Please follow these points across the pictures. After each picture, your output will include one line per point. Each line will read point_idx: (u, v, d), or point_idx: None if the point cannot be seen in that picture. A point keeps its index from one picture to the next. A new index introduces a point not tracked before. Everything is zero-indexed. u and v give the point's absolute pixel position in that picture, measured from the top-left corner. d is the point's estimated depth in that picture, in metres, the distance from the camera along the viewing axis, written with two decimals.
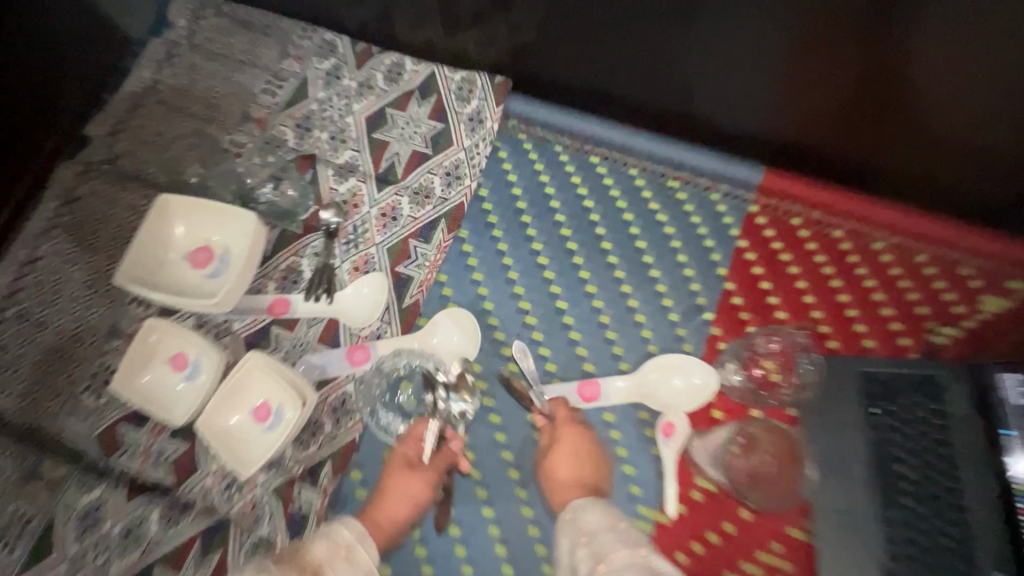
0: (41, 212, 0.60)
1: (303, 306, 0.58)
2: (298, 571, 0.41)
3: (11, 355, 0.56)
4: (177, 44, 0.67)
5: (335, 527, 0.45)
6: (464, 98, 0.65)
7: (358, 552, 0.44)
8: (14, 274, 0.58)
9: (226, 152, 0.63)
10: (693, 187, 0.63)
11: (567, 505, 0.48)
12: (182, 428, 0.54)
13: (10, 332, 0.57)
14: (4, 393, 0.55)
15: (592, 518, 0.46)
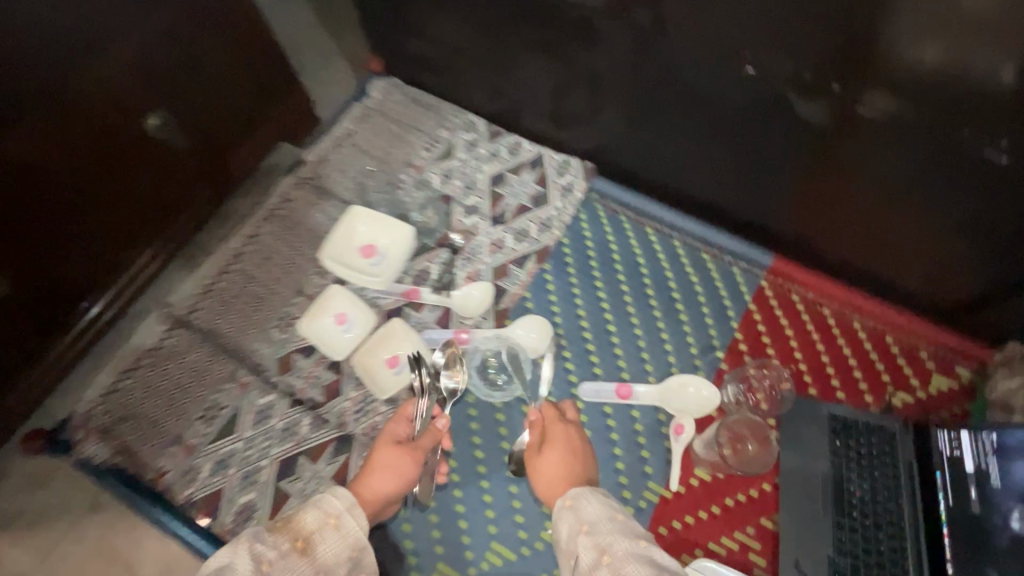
0: (266, 204, 0.88)
1: (429, 296, 0.80)
2: (293, 536, 0.54)
3: (230, 295, 0.81)
4: (371, 108, 0.97)
5: (327, 501, 0.57)
6: (561, 173, 0.92)
7: (344, 520, 0.56)
8: (242, 242, 0.85)
9: (392, 185, 0.91)
10: (720, 260, 0.85)
11: (564, 498, 0.60)
12: (335, 364, 0.78)
13: (231, 280, 0.82)
14: (221, 319, 0.80)
15: (588, 509, 0.57)
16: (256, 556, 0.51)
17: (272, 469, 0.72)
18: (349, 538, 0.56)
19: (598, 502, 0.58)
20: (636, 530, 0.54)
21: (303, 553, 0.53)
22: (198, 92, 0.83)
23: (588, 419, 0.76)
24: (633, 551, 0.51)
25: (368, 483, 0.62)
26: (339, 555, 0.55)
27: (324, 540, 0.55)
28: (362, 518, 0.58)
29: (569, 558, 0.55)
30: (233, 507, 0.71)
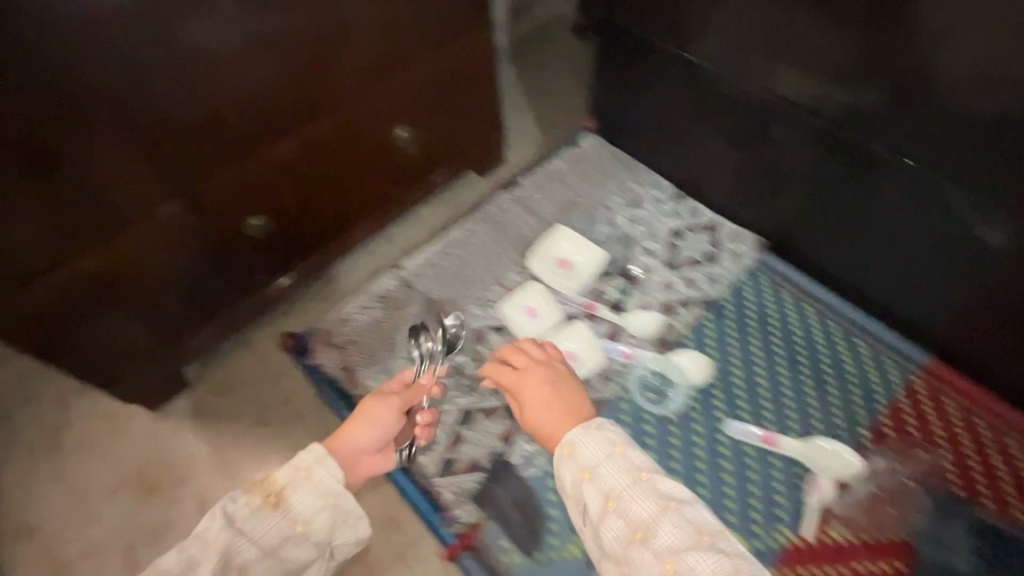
0: (485, 208, 1.06)
1: (604, 313, 0.94)
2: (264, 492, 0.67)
3: (446, 271, 0.99)
4: (580, 152, 1.15)
5: (298, 457, 0.69)
6: (734, 239, 1.03)
7: (313, 473, 0.68)
8: (461, 232, 1.03)
9: (587, 218, 1.07)
10: (877, 349, 0.91)
11: (561, 444, 0.68)
12: (518, 346, 0.93)
13: (448, 259, 1.00)
14: (436, 288, 0.98)
15: (585, 452, 0.67)
16: (230, 515, 0.66)
17: (454, 414, 0.87)
18: (320, 485, 0.68)
19: (594, 437, 0.68)
20: (636, 466, 0.66)
21: (274, 507, 0.66)
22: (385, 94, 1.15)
23: (730, 454, 0.83)
24: (636, 494, 0.63)
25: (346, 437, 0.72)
26: (309, 504, 0.67)
27: (296, 493, 0.67)
28: (331, 468, 0.69)
29: (578, 506, 0.67)
30: None
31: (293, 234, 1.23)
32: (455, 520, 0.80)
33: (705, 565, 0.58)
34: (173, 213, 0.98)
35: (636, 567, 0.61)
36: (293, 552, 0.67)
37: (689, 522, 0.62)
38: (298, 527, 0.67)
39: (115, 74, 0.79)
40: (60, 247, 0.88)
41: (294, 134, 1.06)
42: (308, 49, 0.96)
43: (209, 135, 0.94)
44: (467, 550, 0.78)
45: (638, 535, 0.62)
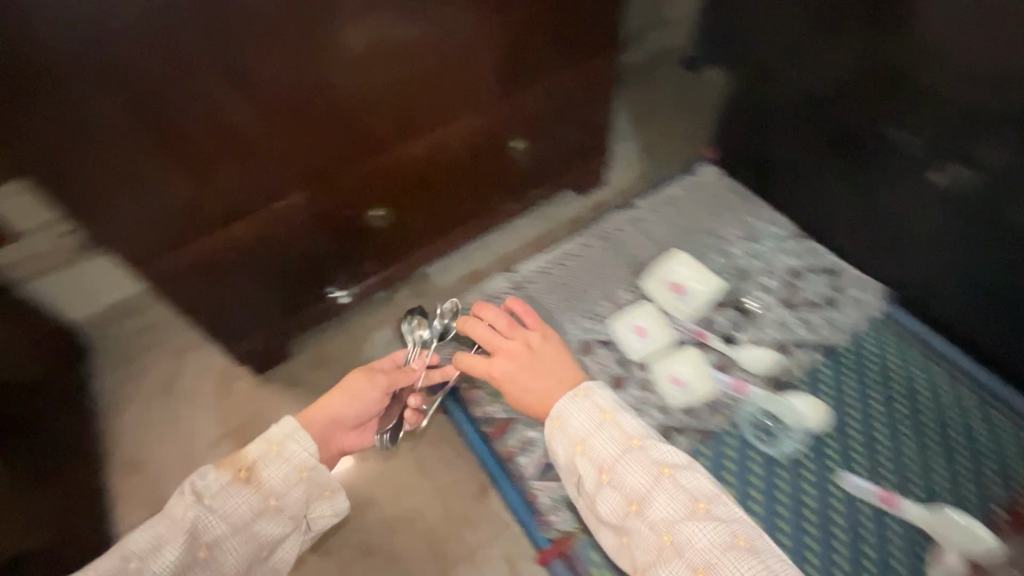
0: (602, 224, 1.07)
1: (715, 342, 0.92)
2: (227, 468, 0.84)
3: (559, 280, 1.01)
4: (700, 179, 1.14)
5: (271, 434, 0.88)
6: (860, 286, 0.98)
7: (280, 452, 0.87)
8: (577, 243, 1.04)
9: (702, 245, 1.06)
10: (954, 390, 0.88)
11: (550, 417, 0.83)
12: (625, 363, 0.92)
13: (562, 269, 1.02)
14: (548, 295, 1.00)
15: (575, 425, 0.81)
16: (199, 491, 0.82)
17: None
18: (288, 459, 0.87)
19: (584, 407, 0.82)
20: (624, 435, 0.79)
21: (245, 480, 0.84)
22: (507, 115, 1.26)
23: (786, 475, 0.82)
24: (626, 463, 0.77)
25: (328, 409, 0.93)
26: (279, 474, 0.86)
27: (268, 466, 0.85)
28: (300, 447, 0.87)
29: (573, 473, 0.82)
30: (517, 437, 0.97)
31: (405, 228, 1.32)
32: (552, 525, 0.90)
33: (700, 529, 0.70)
34: (304, 197, 1.10)
35: (632, 529, 0.75)
36: (263, 522, 0.85)
37: (684, 490, 0.74)
38: (271, 497, 0.85)
39: (280, 73, 0.90)
40: (211, 218, 1.02)
41: (418, 136, 1.15)
42: (438, 54, 1.04)
43: (344, 128, 1.04)
44: (562, 555, 0.88)
45: (635, 505, 0.75)
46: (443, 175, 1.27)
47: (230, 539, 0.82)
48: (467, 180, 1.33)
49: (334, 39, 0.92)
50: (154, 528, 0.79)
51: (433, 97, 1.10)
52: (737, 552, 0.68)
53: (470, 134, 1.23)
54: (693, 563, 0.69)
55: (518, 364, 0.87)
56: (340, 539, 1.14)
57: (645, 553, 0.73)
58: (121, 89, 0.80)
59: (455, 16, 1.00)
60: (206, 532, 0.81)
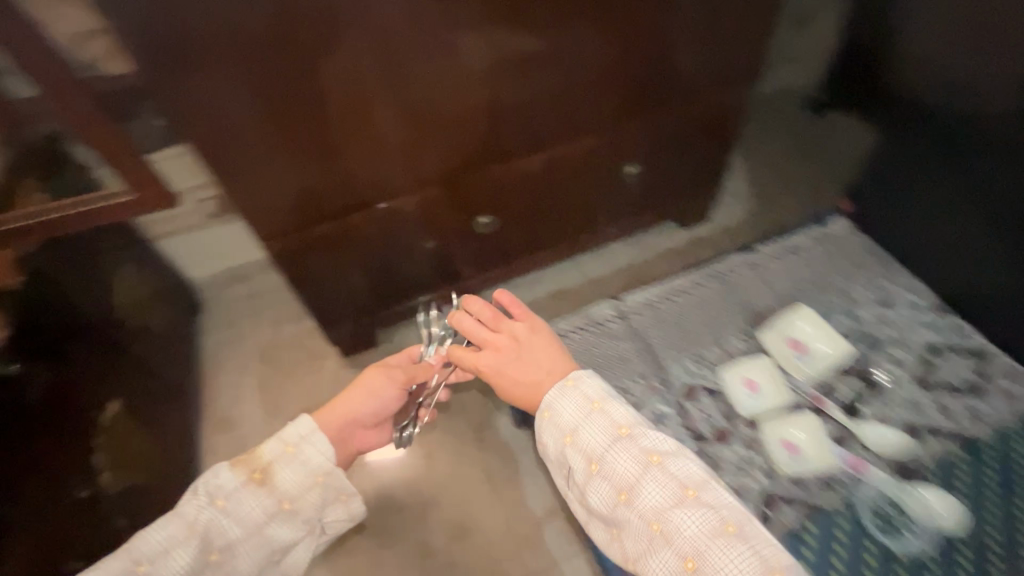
0: (717, 265, 1.02)
1: (833, 411, 0.87)
2: (239, 469, 0.82)
3: (666, 316, 0.96)
4: (830, 231, 1.06)
5: (285, 436, 0.87)
6: (1012, 376, 0.87)
7: (296, 453, 0.86)
8: (689, 280, 1.00)
9: (827, 304, 0.98)
10: None
11: (541, 409, 0.84)
12: (733, 416, 0.87)
13: (669, 304, 0.97)
14: (654, 330, 0.95)
15: (564, 415, 0.82)
16: (216, 491, 0.80)
17: None
18: (303, 462, 0.86)
19: (572, 398, 0.83)
20: (612, 424, 0.80)
21: (261, 481, 0.83)
22: (628, 137, 1.23)
23: (846, 541, 0.76)
24: (615, 453, 0.78)
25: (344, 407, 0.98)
26: (292, 479, 0.85)
27: (283, 469, 0.84)
28: (317, 449, 0.87)
29: (564, 465, 0.83)
30: None
31: (508, 237, 1.33)
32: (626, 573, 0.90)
33: (689, 516, 0.72)
34: (416, 196, 1.13)
35: (622, 519, 0.76)
36: (272, 526, 0.84)
37: (672, 476, 0.75)
38: (283, 501, 0.84)
39: (418, 71, 0.92)
40: (333, 203, 1.07)
41: (538, 150, 1.16)
42: (570, 66, 1.02)
43: (467, 131, 1.05)
44: None
45: (625, 496, 0.76)
46: (554, 190, 1.27)
47: (243, 540, 0.82)
48: (577, 198, 1.32)
49: (470, 48, 0.92)
50: (160, 530, 0.76)
51: (560, 111, 1.10)
52: (725, 539, 0.70)
53: (586, 151, 1.21)
54: (683, 554, 0.70)
55: (502, 358, 0.89)
56: (399, 534, 1.16)
57: (637, 544, 0.75)
58: (272, 81, 0.84)
59: (598, 37, 0.99)
60: (220, 536, 0.79)
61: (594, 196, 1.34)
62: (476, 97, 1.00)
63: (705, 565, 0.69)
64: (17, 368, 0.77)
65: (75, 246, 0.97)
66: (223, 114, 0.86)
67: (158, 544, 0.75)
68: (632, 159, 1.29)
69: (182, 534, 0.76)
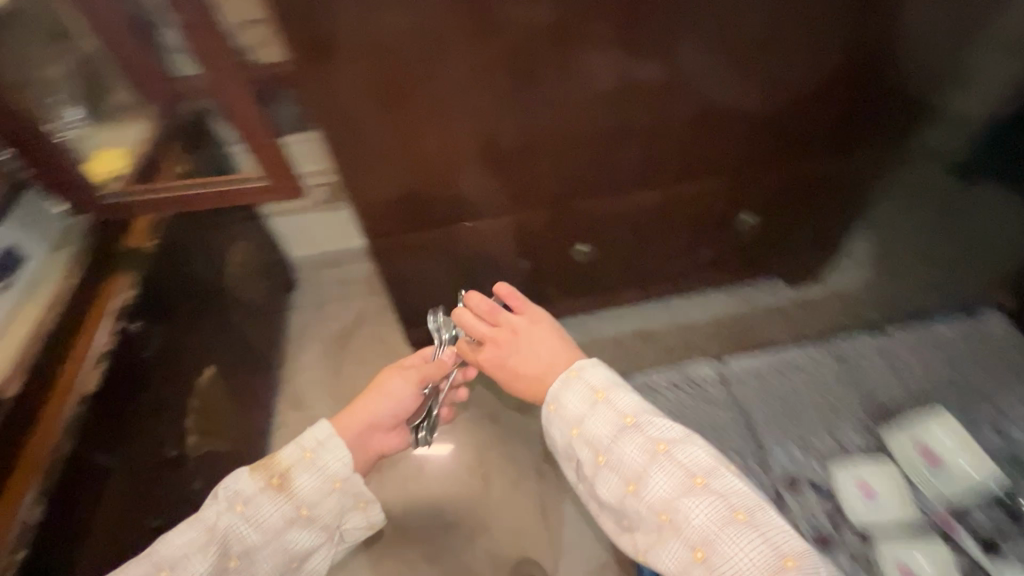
0: (837, 341, 0.92)
1: (966, 540, 0.75)
2: (257, 471, 0.78)
3: (774, 389, 0.87)
4: (979, 323, 0.93)
5: (302, 441, 0.82)
6: None
7: (314, 457, 0.80)
8: (805, 353, 0.91)
9: (969, 410, 0.85)
10: None
11: (544, 403, 0.79)
12: (843, 519, 0.78)
13: (778, 376, 0.89)
14: (757, 402, 0.86)
15: (570, 409, 0.76)
16: (235, 494, 0.75)
17: None
18: (321, 467, 0.80)
19: (577, 389, 0.78)
20: (617, 414, 0.74)
21: (278, 487, 0.77)
22: (755, 186, 1.15)
23: None
24: (622, 444, 0.72)
25: (364, 411, 0.94)
26: (309, 486, 0.78)
27: (301, 475, 0.78)
28: (334, 452, 0.81)
29: (571, 458, 0.78)
30: None
31: (605, 269, 1.28)
32: None
33: (698, 505, 0.66)
34: (518, 218, 1.12)
35: (632, 511, 0.70)
36: (292, 532, 0.78)
37: (678, 465, 0.69)
38: (303, 509, 0.78)
39: (547, 95, 0.90)
40: (441, 215, 1.08)
41: (653, 186, 1.10)
42: (705, 105, 0.97)
43: (585, 159, 1.02)
44: None
45: (632, 488, 0.70)
46: (665, 231, 1.21)
47: (265, 552, 0.76)
48: (687, 242, 1.26)
49: (601, 81, 0.90)
50: (182, 535, 0.73)
51: (688, 151, 1.05)
52: (735, 528, 0.64)
53: (705, 194, 1.15)
54: (691, 543, 0.65)
55: (504, 355, 0.87)
56: (450, 553, 1.12)
57: (645, 536, 0.69)
58: (403, 88, 0.86)
59: (741, 80, 0.93)
60: (237, 542, 0.74)
61: (708, 242, 1.27)
62: (602, 127, 0.97)
63: (716, 557, 0.63)
64: (140, 324, 0.87)
65: (206, 220, 1.05)
66: (355, 117, 0.89)
67: (179, 548, 0.72)
68: (754, 208, 1.20)
69: (203, 541, 0.73)
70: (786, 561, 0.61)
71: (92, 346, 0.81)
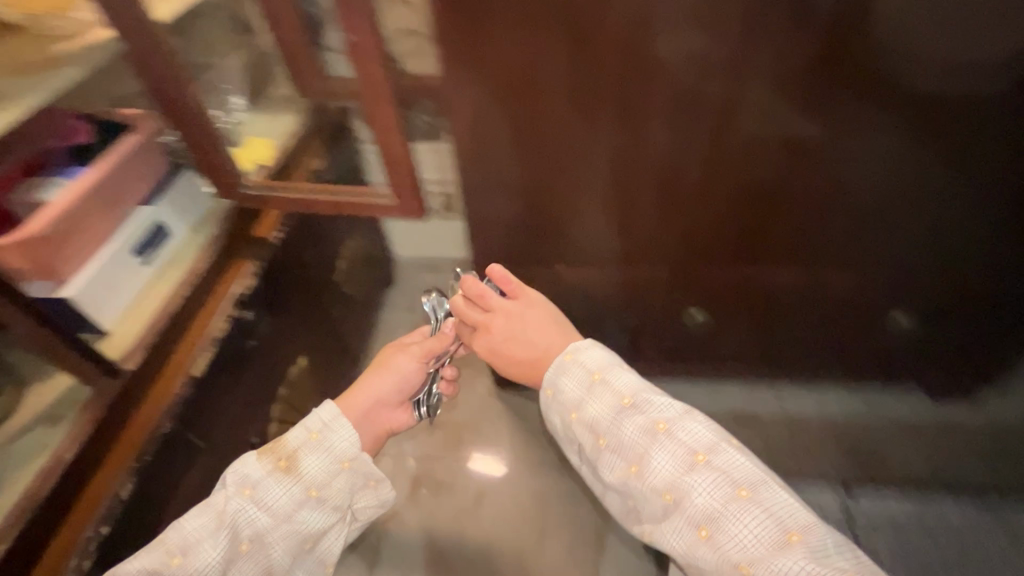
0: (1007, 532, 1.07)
1: None
2: (264, 452, 0.83)
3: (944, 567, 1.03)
4: None
5: (308, 422, 0.86)
6: None
7: (324, 434, 0.85)
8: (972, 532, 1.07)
9: None
10: None
11: (544, 387, 0.94)
12: None
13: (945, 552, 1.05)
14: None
15: (571, 394, 0.91)
16: (245, 478, 0.80)
17: None
18: (328, 448, 0.84)
19: (577, 377, 0.91)
20: (616, 397, 0.87)
21: (288, 469, 0.81)
22: (920, 283, 0.96)
23: None
24: (622, 423, 0.85)
25: (374, 384, 0.95)
26: (317, 470, 0.83)
27: (308, 457, 0.83)
28: (341, 427, 0.85)
29: (578, 443, 0.92)
30: None
31: (717, 339, 1.15)
32: None
33: (699, 481, 0.77)
34: (628, 270, 1.03)
35: (635, 490, 0.83)
36: (303, 513, 0.82)
37: (680, 443, 0.81)
38: (312, 490, 0.82)
39: (686, 139, 0.83)
40: (547, 251, 1.02)
41: (788, 264, 0.98)
42: (872, 177, 0.84)
43: (716, 216, 0.92)
44: None
45: (636, 468, 0.83)
46: (794, 311, 1.06)
47: (276, 538, 0.80)
48: (821, 332, 1.09)
49: (748, 138, 0.81)
50: (195, 521, 0.77)
51: (840, 226, 0.91)
52: (736, 505, 0.75)
53: (851, 280, 0.98)
54: (698, 522, 0.76)
55: (501, 330, 0.98)
56: None
57: (653, 511, 0.81)
58: (533, 115, 0.83)
59: (919, 153, 0.80)
60: (248, 525, 0.78)
61: (851, 335, 1.08)
62: (746, 184, 0.87)
63: (718, 529, 0.74)
64: (250, 314, 0.92)
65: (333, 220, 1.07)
66: (482, 139, 0.87)
67: (190, 537, 0.75)
68: (914, 309, 1.00)
69: (213, 530, 0.76)
70: (786, 535, 0.72)
71: (206, 333, 0.88)
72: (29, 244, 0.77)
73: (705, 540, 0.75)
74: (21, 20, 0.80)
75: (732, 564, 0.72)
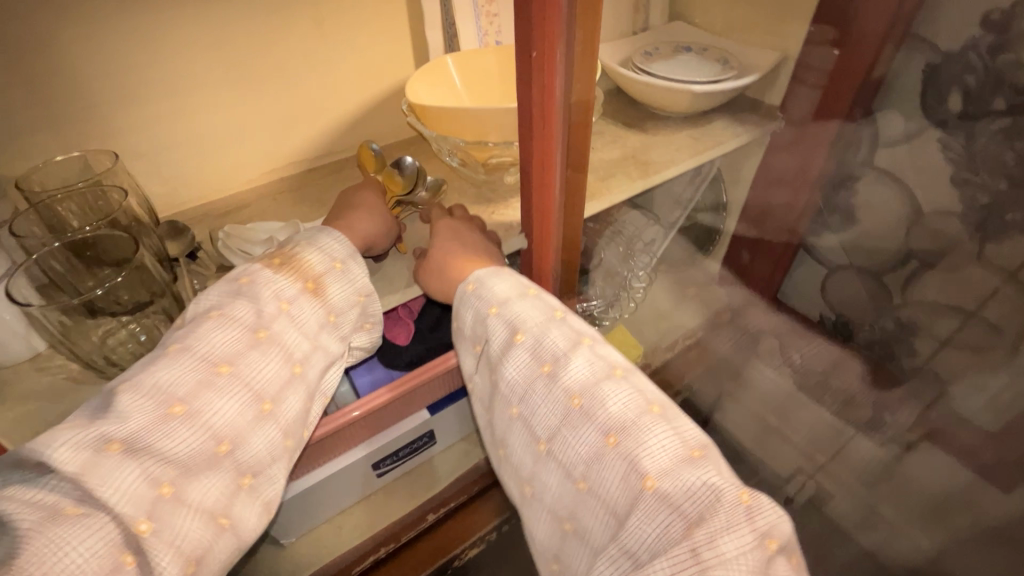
0: None
1: None
2: (279, 261, 0.36)
3: None
4: None
5: (318, 244, 0.38)
6: None
7: (350, 267, 0.39)
8: None
9: None
10: None
11: (467, 282, 0.38)
12: None
13: None
14: None
15: (496, 288, 0.37)
16: (277, 295, 0.35)
17: None
18: (354, 289, 0.38)
19: (511, 278, 0.39)
20: (547, 304, 0.37)
21: (315, 299, 0.36)
22: None
23: None
24: (542, 314, 0.36)
25: (356, 222, 0.41)
26: (347, 303, 0.38)
27: (334, 287, 0.38)
28: (363, 277, 0.39)
29: (477, 342, 0.39)
30: None
31: None
32: None
33: (617, 394, 0.32)
34: None
35: (530, 406, 0.35)
36: (327, 346, 0.37)
37: (599, 343, 0.35)
38: (333, 317, 0.37)
39: None
40: None
41: None
42: None
43: None
44: None
45: (546, 370, 0.34)
46: None
47: (316, 387, 0.37)
48: None
49: None
50: (186, 366, 0.31)
51: None
52: (656, 425, 0.31)
53: None
54: (604, 427, 0.31)
55: (464, 238, 0.41)
56: None
57: (542, 435, 0.34)
58: None
59: None
60: (285, 349, 0.34)
61: None
62: None
63: (634, 444, 0.30)
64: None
65: None
66: None
67: (209, 382, 0.31)
68: None
69: (249, 386, 0.32)
70: (700, 457, 0.30)
71: None
72: (310, 450, 0.42)
73: (604, 460, 0.31)
74: (428, 137, 0.44)
75: (630, 481, 0.30)
